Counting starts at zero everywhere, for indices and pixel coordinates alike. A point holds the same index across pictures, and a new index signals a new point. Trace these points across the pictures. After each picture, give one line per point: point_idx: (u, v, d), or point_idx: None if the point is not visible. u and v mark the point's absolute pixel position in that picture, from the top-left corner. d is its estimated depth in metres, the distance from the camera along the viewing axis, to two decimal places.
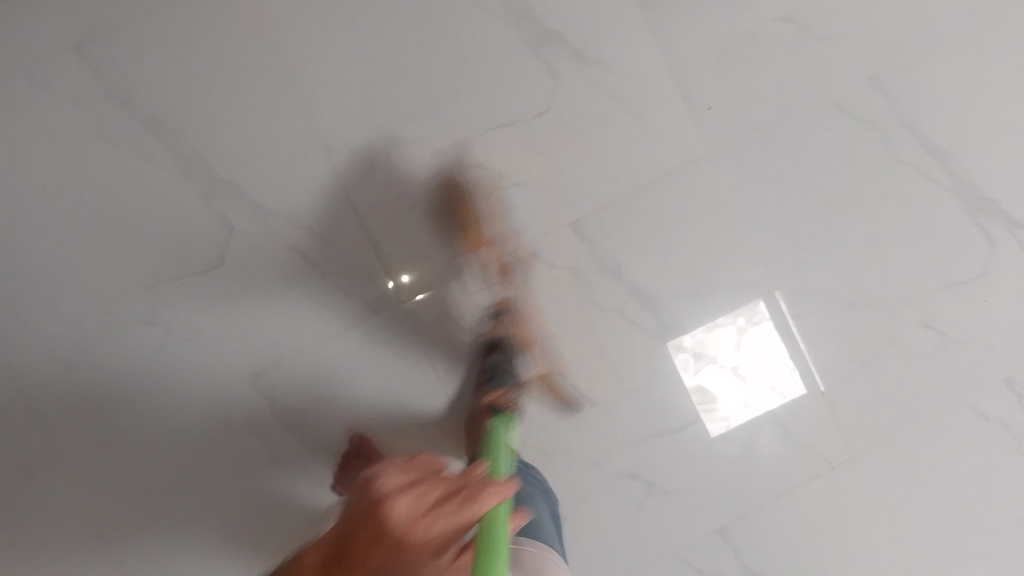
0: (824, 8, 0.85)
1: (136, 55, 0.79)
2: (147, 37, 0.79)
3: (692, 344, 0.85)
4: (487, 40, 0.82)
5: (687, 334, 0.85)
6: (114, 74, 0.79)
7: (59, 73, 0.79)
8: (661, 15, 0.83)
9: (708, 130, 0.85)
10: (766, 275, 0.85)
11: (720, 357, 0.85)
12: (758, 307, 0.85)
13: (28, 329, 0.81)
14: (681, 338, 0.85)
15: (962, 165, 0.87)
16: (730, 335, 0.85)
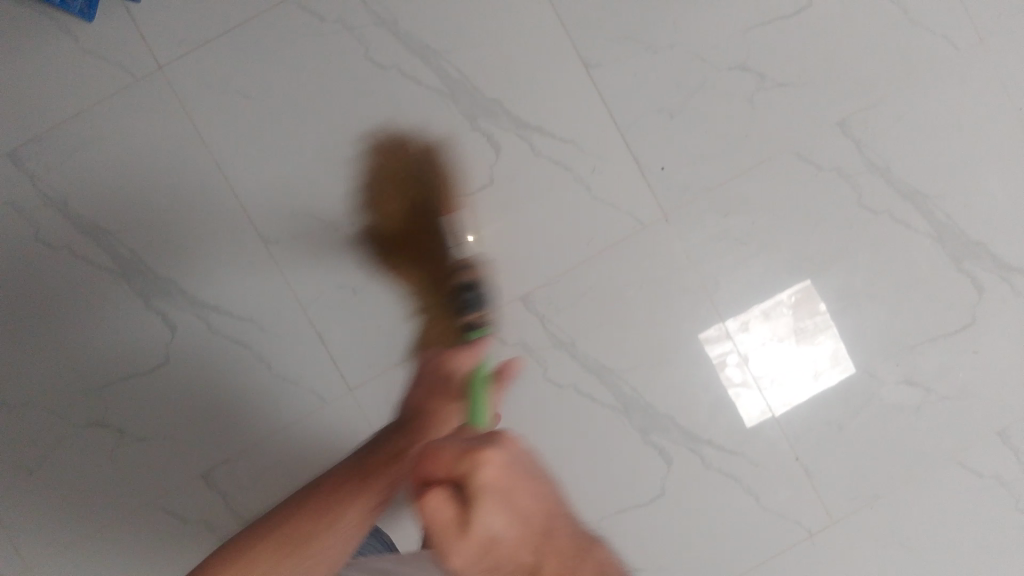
0: (782, 52, 0.80)
1: (70, 155, 0.78)
2: (80, 138, 0.78)
3: (716, 337, 0.82)
4: (423, 115, 0.79)
5: (710, 326, 0.82)
6: (50, 176, 0.78)
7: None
8: (604, 74, 0.79)
9: (662, 191, 0.80)
10: (731, 330, 0.82)
11: (744, 347, 0.82)
12: (782, 295, 0.82)
13: None
14: (703, 331, 0.82)
15: (944, 209, 0.81)
16: (756, 325, 0.82)
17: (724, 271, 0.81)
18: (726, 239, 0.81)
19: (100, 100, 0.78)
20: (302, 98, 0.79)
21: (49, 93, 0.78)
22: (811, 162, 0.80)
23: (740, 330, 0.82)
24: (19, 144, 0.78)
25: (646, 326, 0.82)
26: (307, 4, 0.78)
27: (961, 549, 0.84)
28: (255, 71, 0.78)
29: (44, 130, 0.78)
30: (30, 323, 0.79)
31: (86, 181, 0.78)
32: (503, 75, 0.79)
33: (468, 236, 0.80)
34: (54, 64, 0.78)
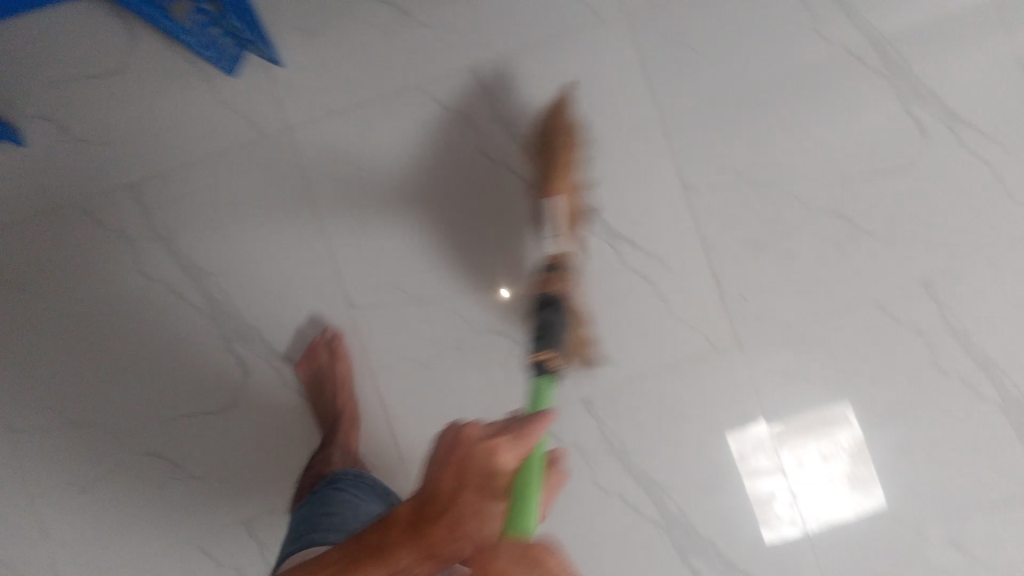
0: (875, 206, 0.81)
1: (186, 196, 0.83)
2: (196, 181, 0.83)
3: (755, 445, 0.80)
4: (518, 208, 0.82)
5: (753, 434, 0.80)
6: (162, 211, 0.83)
7: (111, 208, 0.83)
8: (702, 201, 0.82)
9: (739, 320, 0.80)
10: (773, 449, 0.80)
11: (780, 464, 0.80)
12: (838, 433, 0.80)
13: (48, 457, 0.84)
14: (744, 435, 0.80)
15: (1017, 382, 0.80)
16: (801, 448, 0.80)
17: (790, 407, 0.80)
18: (795, 374, 0.80)
19: (223, 149, 0.83)
20: (411, 177, 0.83)
21: (176, 134, 0.83)
22: (890, 315, 0.80)
23: (795, 470, 0.80)
24: (139, 177, 0.83)
25: (701, 447, 0.80)
26: (433, 93, 0.84)
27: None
28: (372, 145, 0.84)
29: (166, 168, 0.83)
30: (117, 347, 0.83)
31: (194, 222, 0.83)
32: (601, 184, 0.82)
33: (501, 291, 0.82)
34: (186, 108, 0.83)
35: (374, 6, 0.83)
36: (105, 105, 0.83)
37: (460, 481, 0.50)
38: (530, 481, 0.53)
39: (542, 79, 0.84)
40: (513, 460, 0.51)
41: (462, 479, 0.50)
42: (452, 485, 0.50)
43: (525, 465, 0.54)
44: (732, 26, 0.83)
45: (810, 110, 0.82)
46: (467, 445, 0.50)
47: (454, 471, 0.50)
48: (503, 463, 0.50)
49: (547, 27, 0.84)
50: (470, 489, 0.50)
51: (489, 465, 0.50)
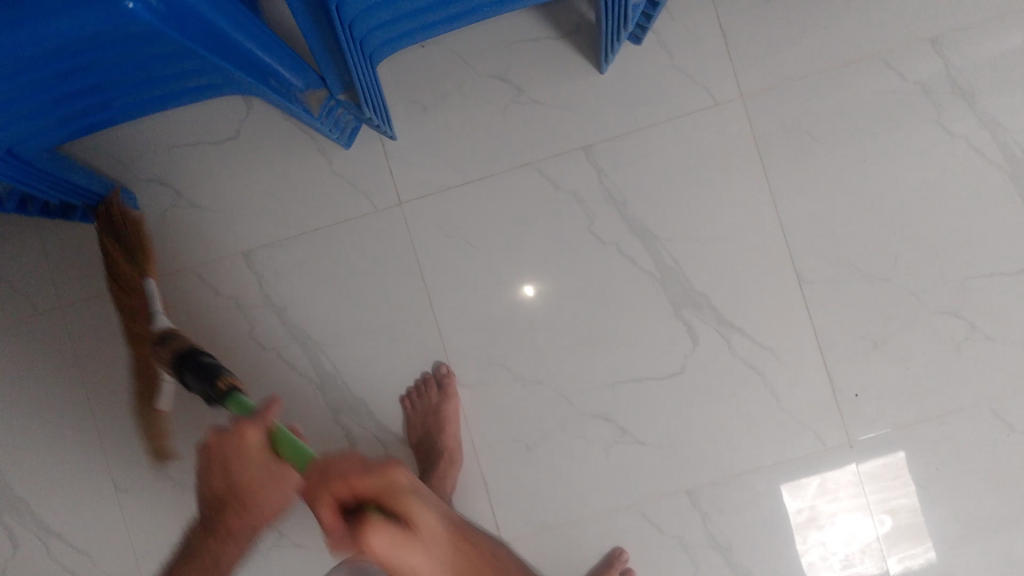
0: (995, 308, 0.80)
1: (300, 267, 0.85)
2: (310, 253, 0.85)
3: (826, 524, 0.80)
4: (627, 292, 0.82)
5: (829, 514, 0.80)
6: (277, 282, 0.85)
7: (226, 278, 0.85)
8: (815, 292, 0.81)
9: (850, 417, 0.80)
10: (848, 541, 0.79)
11: (847, 550, 0.79)
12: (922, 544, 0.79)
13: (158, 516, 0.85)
14: (820, 512, 0.80)
15: None
16: (873, 540, 0.79)
17: (900, 510, 0.79)
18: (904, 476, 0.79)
19: (338, 222, 0.85)
20: (520, 255, 0.83)
21: (292, 207, 0.85)
22: (1004, 421, 0.79)
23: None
24: (255, 248, 0.85)
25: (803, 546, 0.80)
26: (545, 170, 0.83)
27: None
28: (484, 221, 0.84)
29: (280, 239, 0.85)
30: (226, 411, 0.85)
31: (307, 294, 0.84)
32: (716, 274, 0.82)
33: (525, 288, 0.83)
34: (303, 181, 0.85)
35: (490, 81, 0.83)
36: (224, 176, 0.85)
37: (228, 472, 0.61)
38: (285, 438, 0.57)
39: (655, 161, 0.83)
40: (258, 437, 0.58)
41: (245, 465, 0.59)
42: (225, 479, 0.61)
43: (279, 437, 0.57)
44: (853, 116, 0.82)
45: (929, 206, 0.81)
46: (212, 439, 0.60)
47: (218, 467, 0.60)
48: (240, 436, 0.58)
49: (663, 109, 0.83)
50: (245, 466, 0.59)
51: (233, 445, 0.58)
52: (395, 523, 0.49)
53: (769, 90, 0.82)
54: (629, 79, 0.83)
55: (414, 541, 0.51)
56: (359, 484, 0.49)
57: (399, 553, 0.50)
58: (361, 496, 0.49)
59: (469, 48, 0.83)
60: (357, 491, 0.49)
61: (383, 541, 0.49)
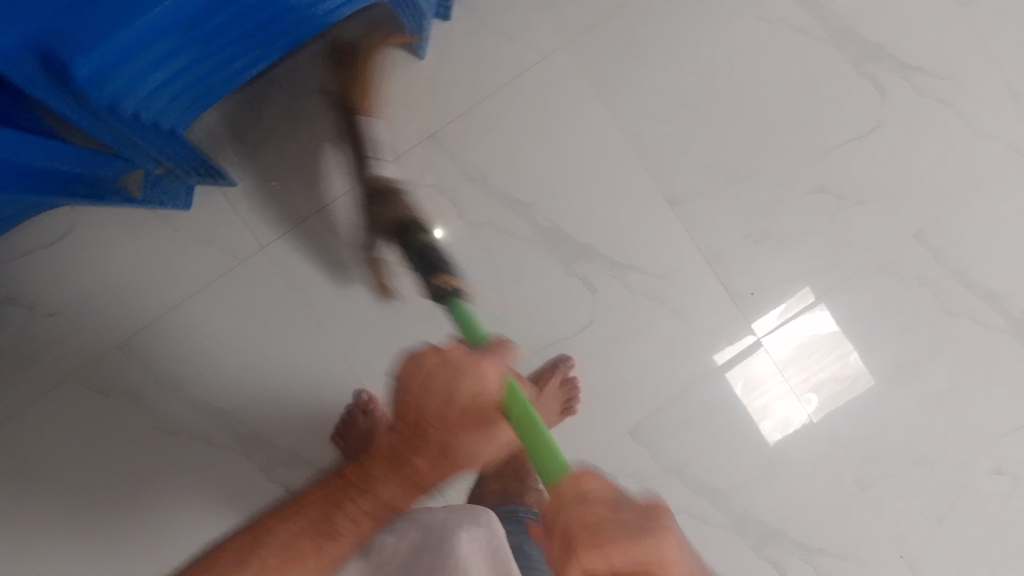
0: (855, 174, 0.83)
1: (197, 332, 0.81)
2: (210, 308, 0.81)
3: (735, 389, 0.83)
4: (519, 264, 0.81)
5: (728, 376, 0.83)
6: (183, 349, 0.81)
7: (121, 366, 0.80)
8: (690, 208, 0.82)
9: (755, 315, 0.83)
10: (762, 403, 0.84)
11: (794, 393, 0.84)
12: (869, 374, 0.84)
13: None
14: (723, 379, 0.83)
15: (1018, 305, 0.84)
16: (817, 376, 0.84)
17: (834, 377, 0.84)
18: (831, 343, 0.84)
19: (219, 275, 0.81)
20: None
21: (154, 284, 0.81)
22: (889, 273, 0.84)
23: (839, 440, 0.84)
24: (143, 326, 0.80)
25: (771, 438, 0.84)
26: (400, 169, 0.80)
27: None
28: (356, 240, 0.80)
29: (169, 308, 0.81)
30: (156, 508, 0.80)
31: (214, 356, 0.81)
32: (596, 219, 0.81)
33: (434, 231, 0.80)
34: (159, 252, 0.81)
35: (317, 96, 0.80)
36: (92, 256, 0.81)
37: (444, 390, 0.53)
38: (528, 412, 0.52)
39: (504, 127, 0.81)
40: (495, 376, 0.53)
41: (449, 393, 0.53)
42: (431, 402, 0.54)
43: (518, 397, 0.53)
44: (680, 27, 0.82)
45: (773, 93, 0.83)
46: (422, 359, 0.55)
47: (438, 383, 0.53)
48: (482, 374, 0.53)
49: (496, 71, 0.81)
50: (439, 396, 0.53)
51: (470, 387, 0.53)
52: None
53: (589, 27, 0.81)
54: (454, 52, 0.80)
55: None
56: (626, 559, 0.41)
57: None
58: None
59: (283, 70, 0.80)
60: (616, 567, 0.41)
61: None
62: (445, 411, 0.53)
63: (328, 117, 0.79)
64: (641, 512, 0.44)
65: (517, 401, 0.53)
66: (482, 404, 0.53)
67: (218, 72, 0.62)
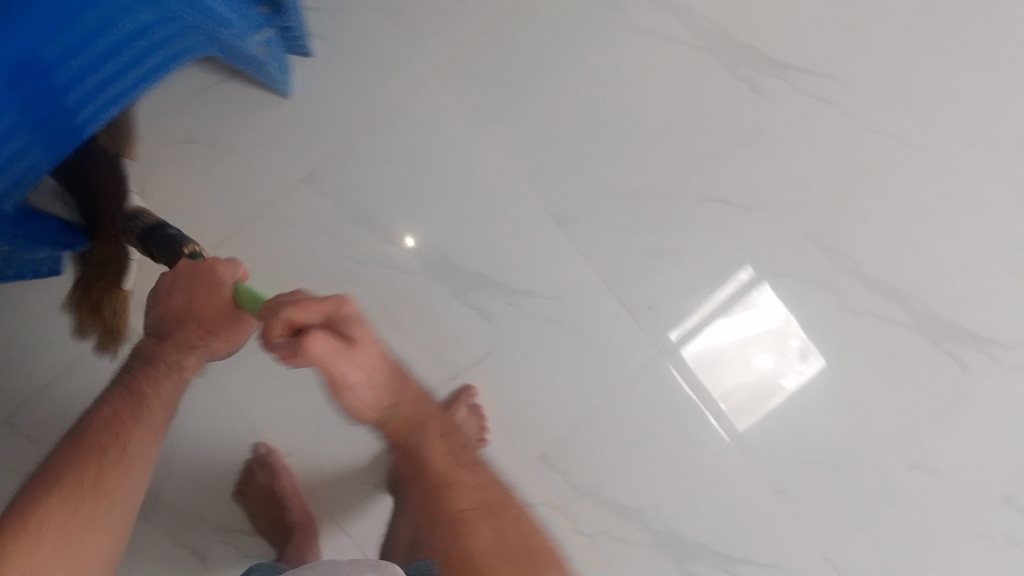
0: (741, 180, 0.83)
1: (101, 380, 0.79)
2: (91, 373, 0.80)
3: (644, 404, 0.82)
4: (410, 299, 0.81)
5: (637, 395, 0.82)
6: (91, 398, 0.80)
7: (29, 424, 0.79)
8: (579, 230, 0.82)
9: (656, 331, 0.82)
10: (671, 417, 0.82)
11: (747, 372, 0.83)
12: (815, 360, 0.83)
13: None
14: (632, 397, 0.82)
15: (918, 297, 0.84)
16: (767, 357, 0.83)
17: (774, 371, 0.83)
18: (784, 327, 0.83)
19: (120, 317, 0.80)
20: None
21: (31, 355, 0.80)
22: (786, 276, 0.83)
23: (752, 448, 0.83)
24: (46, 383, 0.80)
25: (739, 427, 0.83)
26: (277, 216, 0.80)
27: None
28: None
29: (73, 359, 0.80)
30: None
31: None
32: (484, 247, 0.81)
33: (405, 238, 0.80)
34: (35, 322, 0.80)
35: (180, 146, 0.79)
36: None
37: (192, 298, 0.67)
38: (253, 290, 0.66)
39: (381, 163, 0.80)
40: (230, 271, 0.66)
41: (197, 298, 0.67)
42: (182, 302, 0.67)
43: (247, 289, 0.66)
44: (547, 48, 0.81)
45: (648, 106, 0.82)
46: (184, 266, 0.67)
47: (185, 289, 0.67)
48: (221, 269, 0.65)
49: (368, 109, 0.80)
50: (204, 300, 0.67)
51: (208, 280, 0.65)
52: (333, 337, 0.59)
53: (461, 57, 0.80)
54: (324, 94, 0.80)
55: (350, 353, 0.60)
56: (312, 310, 0.58)
57: (336, 357, 0.59)
58: (310, 318, 0.58)
59: (148, 126, 0.79)
60: (311, 316, 0.58)
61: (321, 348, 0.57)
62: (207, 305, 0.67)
63: (195, 169, 0.79)
64: (331, 297, 0.59)
65: (248, 292, 0.66)
66: (220, 296, 0.66)
67: (60, 132, 0.61)
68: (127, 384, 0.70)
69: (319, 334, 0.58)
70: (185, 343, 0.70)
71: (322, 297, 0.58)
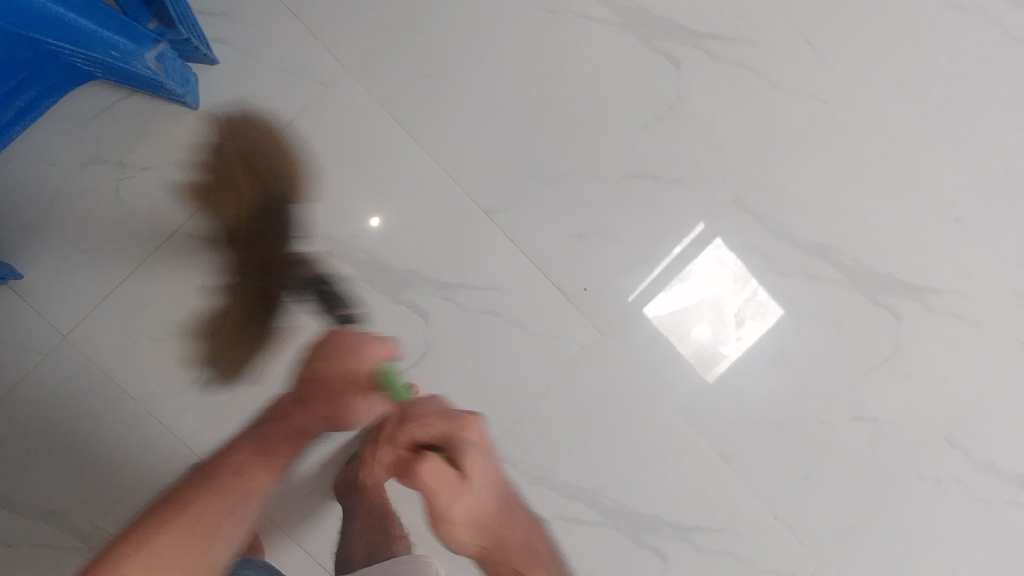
0: (665, 153, 0.83)
1: (33, 414, 0.79)
2: (18, 409, 0.78)
3: (588, 385, 0.82)
4: (343, 302, 0.80)
5: (580, 376, 0.82)
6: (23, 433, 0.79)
7: None
8: (508, 217, 0.81)
9: (593, 312, 0.82)
10: (616, 395, 0.83)
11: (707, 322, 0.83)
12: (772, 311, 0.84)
13: None
14: (576, 379, 0.82)
15: (848, 253, 0.85)
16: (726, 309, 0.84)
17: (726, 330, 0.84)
18: (729, 280, 0.84)
19: (45, 353, 0.78)
20: (215, 321, 0.80)
21: None
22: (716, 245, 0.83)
23: (698, 418, 0.84)
24: None
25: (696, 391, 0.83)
26: (196, 231, 0.79)
27: (956, 553, 0.86)
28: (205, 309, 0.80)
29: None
30: None
31: (63, 428, 0.79)
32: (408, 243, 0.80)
33: (372, 218, 0.80)
34: None
35: (88, 167, 0.79)
36: None
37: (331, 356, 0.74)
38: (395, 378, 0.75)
39: (298, 167, 0.80)
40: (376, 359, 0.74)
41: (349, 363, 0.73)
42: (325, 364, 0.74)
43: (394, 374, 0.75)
44: (456, 36, 0.81)
45: (564, 86, 0.82)
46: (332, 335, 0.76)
47: (332, 349, 0.75)
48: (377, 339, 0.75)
49: (281, 114, 0.80)
50: (334, 368, 0.73)
51: (355, 350, 0.74)
52: (450, 468, 0.74)
53: (373, 53, 0.80)
54: (234, 102, 0.79)
55: (464, 489, 0.74)
56: (437, 426, 0.75)
57: (447, 494, 0.74)
58: (434, 436, 0.75)
59: (55, 151, 0.79)
60: (427, 433, 0.75)
61: (432, 472, 0.73)
62: (330, 371, 0.73)
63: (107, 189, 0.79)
64: (449, 415, 0.76)
65: (391, 376, 0.75)
66: (360, 370, 0.73)
67: None
68: (294, 426, 0.71)
69: (438, 460, 0.74)
70: (303, 399, 0.73)
71: (445, 420, 0.76)
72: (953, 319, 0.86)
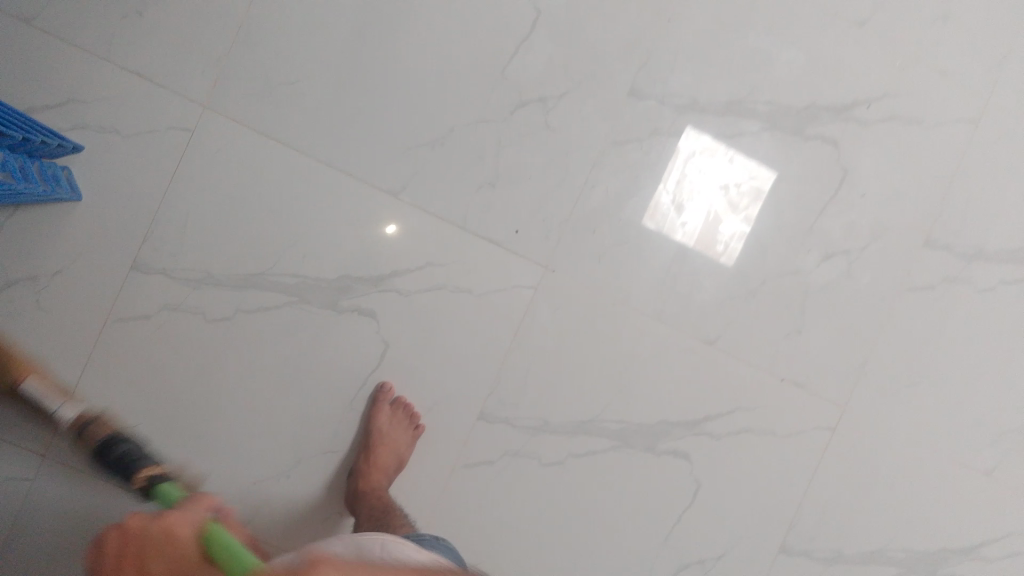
0: (544, 71, 0.80)
1: (43, 538, 0.78)
2: (28, 538, 0.78)
3: (554, 321, 0.82)
4: (290, 332, 0.79)
5: (544, 315, 0.81)
6: (47, 560, 0.78)
7: None
8: (415, 191, 0.80)
9: (530, 250, 0.81)
10: (584, 319, 0.82)
11: (675, 198, 0.82)
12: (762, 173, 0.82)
13: None
14: (540, 320, 0.81)
15: (762, 99, 0.82)
16: (701, 179, 0.82)
17: (699, 203, 0.82)
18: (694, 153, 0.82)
19: (34, 476, 0.77)
20: (174, 388, 0.78)
21: None
22: (627, 142, 0.81)
23: (670, 312, 0.82)
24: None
25: (659, 288, 0.82)
26: (125, 312, 0.78)
27: (969, 348, 0.85)
28: (213, 358, 0.78)
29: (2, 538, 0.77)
30: None
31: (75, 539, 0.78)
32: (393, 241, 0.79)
33: (388, 226, 0.80)
34: None
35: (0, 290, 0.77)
36: None
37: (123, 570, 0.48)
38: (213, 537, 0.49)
39: (197, 216, 0.78)
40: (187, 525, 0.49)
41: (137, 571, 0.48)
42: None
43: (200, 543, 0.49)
44: (296, 36, 0.78)
45: (421, 42, 0.79)
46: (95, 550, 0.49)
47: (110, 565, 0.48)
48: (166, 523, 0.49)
49: (160, 172, 0.78)
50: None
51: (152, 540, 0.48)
52: None
53: (226, 80, 0.78)
54: (111, 179, 0.77)
55: None
56: None
57: None
58: None
59: None
60: None
61: None
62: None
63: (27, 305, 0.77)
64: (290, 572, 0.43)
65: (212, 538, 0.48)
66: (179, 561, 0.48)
67: None
68: None
69: None
70: None
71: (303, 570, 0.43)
72: (888, 123, 0.83)
